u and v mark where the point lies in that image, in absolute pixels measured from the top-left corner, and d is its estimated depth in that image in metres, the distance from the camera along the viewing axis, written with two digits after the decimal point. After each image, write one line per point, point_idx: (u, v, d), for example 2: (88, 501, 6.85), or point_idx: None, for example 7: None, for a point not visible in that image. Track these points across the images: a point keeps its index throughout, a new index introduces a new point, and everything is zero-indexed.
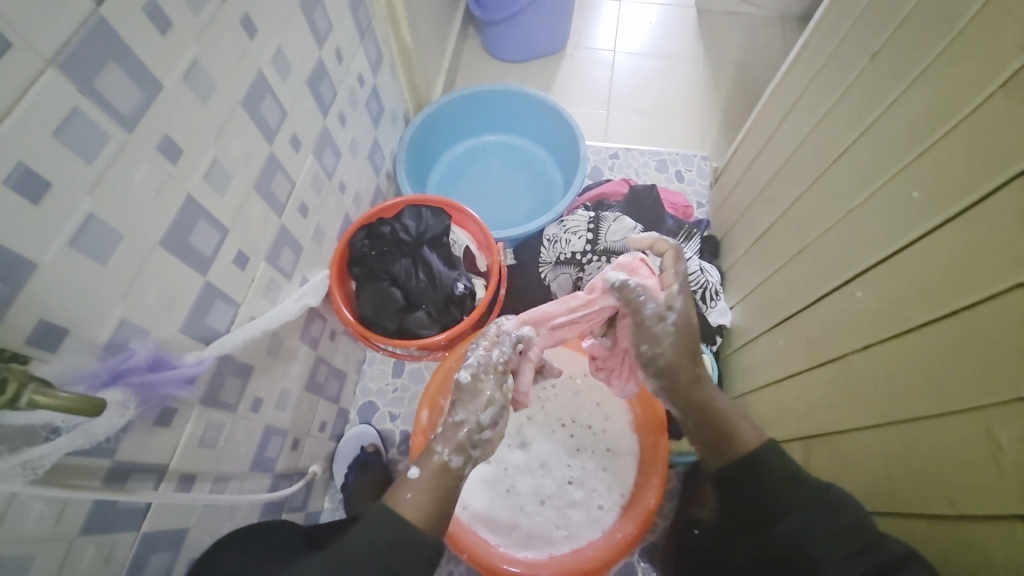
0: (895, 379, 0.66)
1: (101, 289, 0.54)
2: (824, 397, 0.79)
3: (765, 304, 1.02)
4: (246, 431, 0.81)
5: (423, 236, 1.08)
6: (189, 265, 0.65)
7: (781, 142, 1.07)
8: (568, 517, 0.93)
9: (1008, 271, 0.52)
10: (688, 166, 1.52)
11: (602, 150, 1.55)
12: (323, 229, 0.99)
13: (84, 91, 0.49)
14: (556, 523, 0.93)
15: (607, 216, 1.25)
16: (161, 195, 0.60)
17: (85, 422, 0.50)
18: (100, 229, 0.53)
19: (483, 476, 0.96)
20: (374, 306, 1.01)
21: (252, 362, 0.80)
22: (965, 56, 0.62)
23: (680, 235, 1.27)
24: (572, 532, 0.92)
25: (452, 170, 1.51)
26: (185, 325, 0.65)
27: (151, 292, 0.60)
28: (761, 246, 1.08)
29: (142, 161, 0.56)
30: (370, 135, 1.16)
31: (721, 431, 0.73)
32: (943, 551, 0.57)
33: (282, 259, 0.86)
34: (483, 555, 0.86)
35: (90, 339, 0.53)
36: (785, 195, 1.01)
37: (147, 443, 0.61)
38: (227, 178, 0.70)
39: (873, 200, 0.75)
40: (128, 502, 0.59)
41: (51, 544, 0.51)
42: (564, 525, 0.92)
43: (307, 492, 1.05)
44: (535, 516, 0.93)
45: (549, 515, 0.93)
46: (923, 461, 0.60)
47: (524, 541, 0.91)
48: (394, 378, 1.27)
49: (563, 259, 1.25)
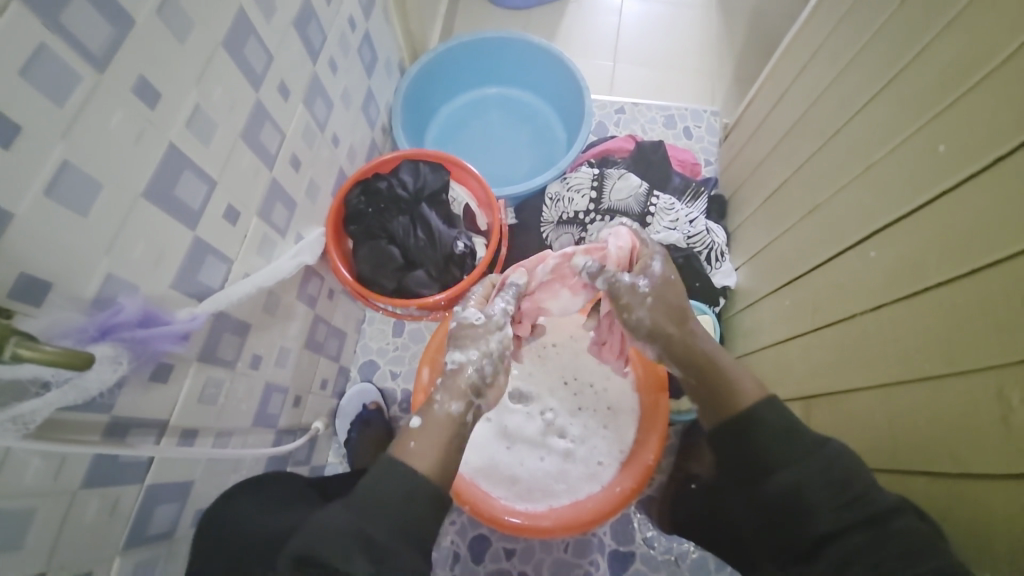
0: (905, 339, 0.64)
1: (83, 241, 0.51)
2: (830, 358, 0.78)
3: (773, 265, 1.00)
4: (246, 388, 0.81)
5: (422, 192, 1.04)
6: (176, 218, 0.62)
7: (799, 94, 1.01)
8: (568, 472, 0.95)
9: None
10: (697, 122, 1.46)
11: (608, 104, 1.48)
12: (316, 184, 0.95)
13: (49, 25, 0.45)
14: (556, 478, 0.94)
15: (612, 173, 1.21)
16: (142, 143, 0.56)
17: (76, 377, 0.49)
18: (78, 179, 0.50)
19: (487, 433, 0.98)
20: (373, 265, 0.99)
21: (249, 320, 0.79)
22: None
23: (686, 194, 1.23)
24: (571, 486, 0.94)
25: (451, 124, 1.44)
26: (175, 281, 0.63)
27: (137, 246, 0.57)
28: (773, 205, 1.04)
29: (118, 105, 0.52)
30: (363, 85, 1.10)
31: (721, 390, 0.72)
32: (943, 505, 0.58)
33: (275, 215, 0.83)
34: (484, 507, 0.87)
35: (75, 293, 0.51)
36: (800, 151, 0.96)
37: (144, 399, 0.60)
38: (211, 127, 0.66)
39: (894, 155, 0.71)
40: (129, 456, 0.59)
41: (51, 497, 0.51)
42: (564, 480, 0.94)
43: (311, 448, 1.07)
44: (535, 471, 0.95)
45: (549, 471, 0.95)
46: (930, 421, 0.60)
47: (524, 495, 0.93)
48: (395, 338, 1.26)
49: (566, 218, 1.22)
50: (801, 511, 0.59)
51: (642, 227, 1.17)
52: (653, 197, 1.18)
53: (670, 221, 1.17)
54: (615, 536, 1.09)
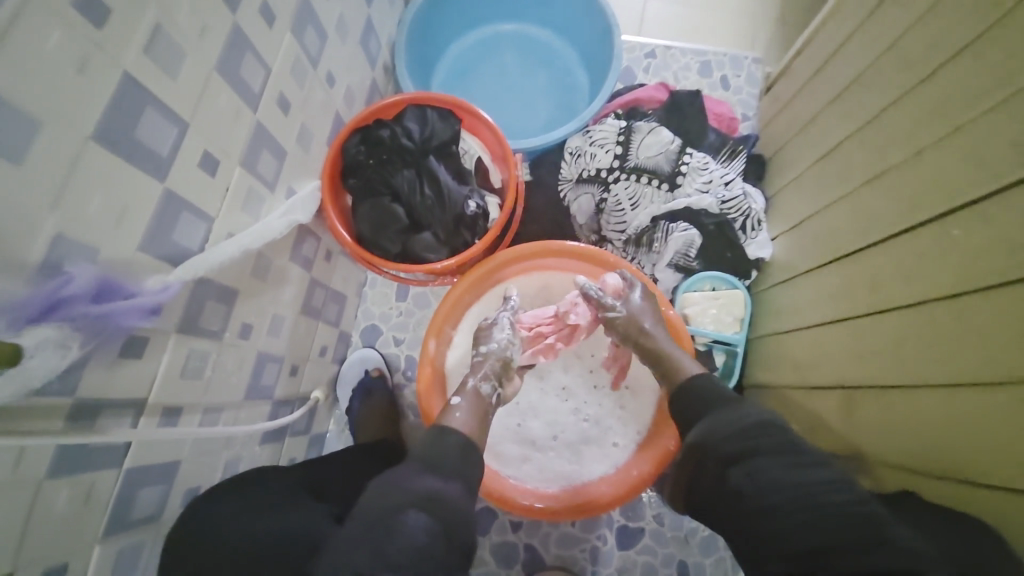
0: (982, 334, 0.56)
1: (21, 195, 0.41)
2: (882, 347, 0.70)
3: (817, 237, 0.89)
4: (236, 359, 0.74)
5: (429, 143, 0.92)
6: (140, 167, 0.52)
7: (867, 36, 0.86)
8: (582, 453, 0.90)
9: None
10: (735, 70, 1.30)
11: (637, 47, 1.32)
12: (309, 129, 0.84)
13: None
14: (568, 460, 0.89)
15: (641, 126, 1.08)
16: (88, 72, 0.45)
17: (15, 364, 0.41)
18: (3, 114, 0.39)
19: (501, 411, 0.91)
20: (373, 225, 0.89)
21: (236, 285, 0.70)
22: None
23: (722, 153, 1.10)
24: (583, 468, 0.89)
25: (460, 66, 1.28)
26: (144, 244, 0.54)
27: (92, 201, 0.48)
28: (823, 169, 0.92)
29: (52, 20, 0.41)
30: (362, 13, 0.95)
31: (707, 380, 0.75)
32: (1005, 520, 0.52)
33: (261, 165, 0.72)
34: (493, 485, 0.83)
35: (17, 258, 0.42)
36: (865, 106, 0.83)
37: (114, 379, 0.53)
38: (180, 56, 0.54)
39: (993, 114, 0.59)
40: (102, 441, 0.52)
41: (11, 492, 0.45)
42: (576, 462, 0.89)
43: (310, 417, 1.01)
44: (546, 451, 0.90)
45: (560, 452, 0.90)
46: (1007, 432, 0.52)
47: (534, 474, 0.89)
48: (398, 302, 1.18)
49: (586, 176, 1.10)
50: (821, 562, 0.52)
51: (671, 189, 1.06)
52: (685, 155, 1.06)
53: (703, 183, 1.05)
54: (624, 513, 1.06)
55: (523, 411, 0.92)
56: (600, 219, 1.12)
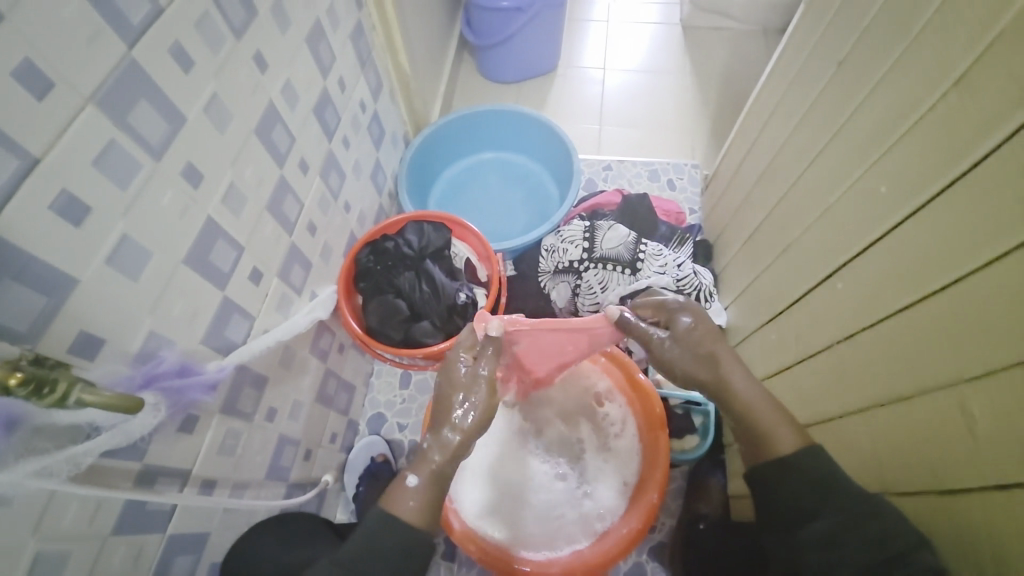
0: (878, 364, 0.67)
1: (133, 303, 0.58)
2: (814, 385, 0.82)
3: (759, 302, 1.05)
4: (261, 440, 0.85)
5: (426, 250, 1.13)
6: (210, 280, 0.70)
7: (763, 147, 1.11)
8: (589, 507, 0.98)
9: (977, 250, 0.53)
10: (679, 175, 1.57)
11: (596, 163, 1.62)
12: (329, 247, 1.04)
13: (118, 124, 0.54)
14: (582, 510, 0.98)
15: (601, 225, 1.30)
16: (185, 216, 0.64)
17: (123, 421, 0.53)
18: (133, 247, 0.57)
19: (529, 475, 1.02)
20: (380, 318, 1.06)
21: (266, 374, 0.84)
22: (921, 53, 0.64)
23: (673, 241, 1.31)
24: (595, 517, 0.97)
25: (451, 187, 1.57)
26: (205, 337, 0.69)
27: (176, 305, 0.64)
28: (752, 246, 1.12)
29: (168, 188, 0.61)
30: (372, 157, 1.24)
31: (755, 430, 0.72)
32: (930, 523, 0.60)
33: (293, 275, 0.91)
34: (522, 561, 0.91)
35: (124, 348, 0.57)
36: (769, 196, 1.05)
37: (172, 448, 0.64)
38: (242, 201, 0.75)
39: (847, 198, 0.78)
40: (155, 504, 0.62)
41: (83, 543, 0.54)
42: (584, 510, 0.98)
43: (319, 502, 1.08)
44: (564, 511, 0.98)
45: (576, 510, 0.98)
46: (908, 440, 0.62)
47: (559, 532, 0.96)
48: (402, 390, 1.29)
49: (561, 268, 1.29)
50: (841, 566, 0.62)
51: (634, 273, 1.24)
52: (641, 245, 1.26)
53: (660, 266, 1.24)
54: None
55: (541, 481, 1.01)
56: (576, 302, 1.28)
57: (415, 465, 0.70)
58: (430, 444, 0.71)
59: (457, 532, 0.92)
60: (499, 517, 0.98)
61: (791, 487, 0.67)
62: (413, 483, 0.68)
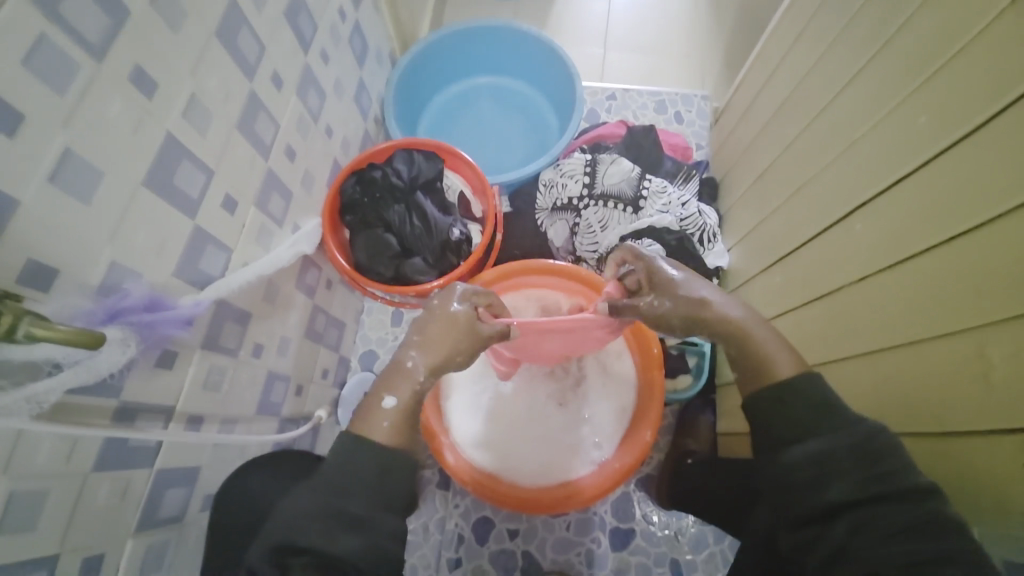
0: (891, 308, 0.65)
1: (87, 230, 0.51)
2: (816, 329, 0.80)
3: (763, 244, 1.02)
4: (249, 376, 0.82)
5: (416, 181, 1.05)
6: (177, 207, 0.63)
7: (786, 74, 1.02)
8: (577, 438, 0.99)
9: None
10: (688, 107, 1.47)
11: (600, 91, 1.50)
12: (311, 175, 0.96)
13: (45, 13, 0.45)
14: (571, 442, 0.99)
15: (604, 158, 1.22)
16: (140, 132, 0.57)
17: (85, 358, 0.49)
18: (81, 165, 0.50)
19: (520, 410, 1.02)
20: (370, 253, 1.01)
21: (249, 309, 0.80)
22: None
23: (678, 177, 1.24)
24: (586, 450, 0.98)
25: (443, 115, 1.45)
26: (177, 269, 0.63)
27: (139, 234, 0.58)
28: (763, 183, 1.06)
29: (117, 96, 0.53)
30: (355, 76, 1.12)
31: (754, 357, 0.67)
32: (925, 464, 0.60)
33: (272, 205, 0.84)
34: (515, 493, 0.92)
35: (81, 280, 0.51)
36: (788, 130, 0.97)
37: (150, 385, 0.61)
38: (207, 117, 0.67)
39: (878, 130, 0.71)
40: (139, 440, 0.60)
41: (64, 479, 0.52)
42: (574, 442, 0.99)
43: (314, 436, 1.08)
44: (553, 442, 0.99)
45: (565, 441, 0.99)
46: (915, 387, 0.61)
47: (548, 464, 0.97)
48: (394, 327, 1.27)
49: (559, 204, 1.23)
50: (831, 483, 0.56)
51: (636, 211, 1.18)
52: (645, 181, 1.19)
53: (663, 204, 1.18)
54: (615, 514, 1.11)
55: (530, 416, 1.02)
56: (574, 241, 1.23)
57: (393, 385, 0.66)
58: (415, 363, 0.68)
59: (453, 466, 0.93)
60: (496, 452, 0.98)
61: (790, 404, 0.62)
62: (390, 405, 0.64)
